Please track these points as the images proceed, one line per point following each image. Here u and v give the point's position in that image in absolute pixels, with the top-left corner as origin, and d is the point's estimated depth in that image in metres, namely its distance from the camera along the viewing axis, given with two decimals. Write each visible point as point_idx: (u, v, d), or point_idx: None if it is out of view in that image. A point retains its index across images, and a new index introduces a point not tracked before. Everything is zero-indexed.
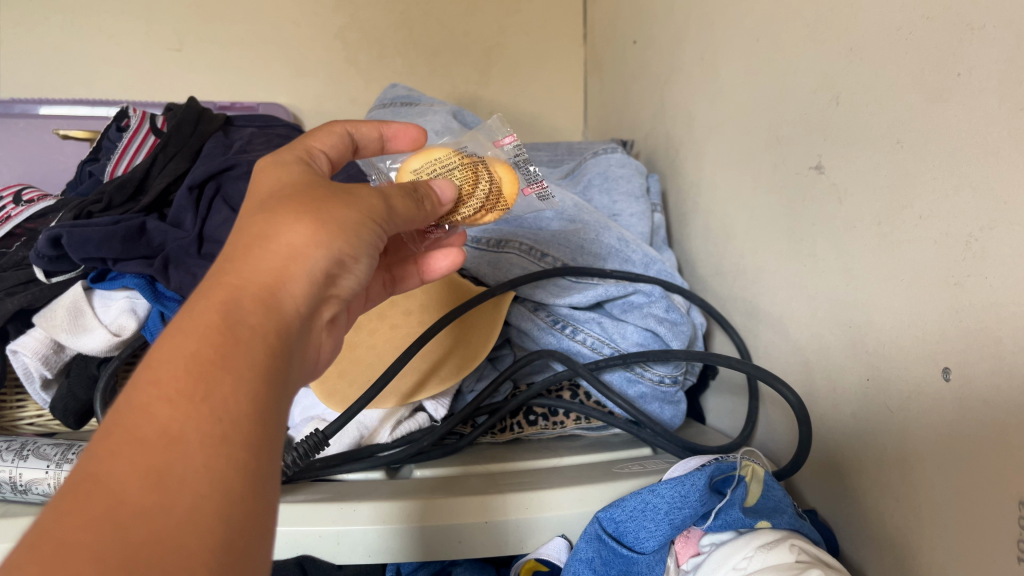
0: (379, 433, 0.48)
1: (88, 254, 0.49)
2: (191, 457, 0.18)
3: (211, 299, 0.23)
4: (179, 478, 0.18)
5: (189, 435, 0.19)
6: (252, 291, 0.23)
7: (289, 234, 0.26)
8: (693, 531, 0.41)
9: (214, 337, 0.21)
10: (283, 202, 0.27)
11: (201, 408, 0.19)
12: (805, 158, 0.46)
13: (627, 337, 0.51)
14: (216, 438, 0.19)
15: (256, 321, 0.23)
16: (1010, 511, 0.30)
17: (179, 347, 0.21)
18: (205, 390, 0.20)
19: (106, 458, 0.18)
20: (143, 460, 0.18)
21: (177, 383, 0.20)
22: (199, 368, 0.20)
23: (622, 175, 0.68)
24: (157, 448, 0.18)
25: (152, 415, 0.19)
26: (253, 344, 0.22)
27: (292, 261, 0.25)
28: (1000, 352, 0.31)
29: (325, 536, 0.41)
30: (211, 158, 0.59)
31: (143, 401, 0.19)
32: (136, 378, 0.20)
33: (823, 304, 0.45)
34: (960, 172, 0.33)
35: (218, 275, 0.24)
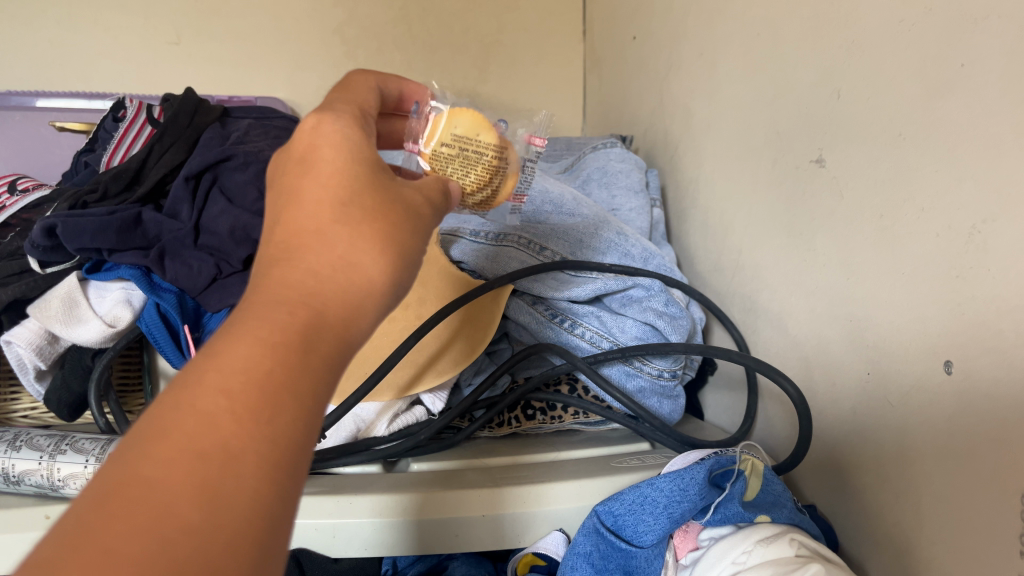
0: (376, 427, 0.47)
1: (83, 244, 0.49)
2: (244, 475, 0.18)
3: (277, 305, 0.21)
4: (229, 495, 0.17)
5: (246, 457, 0.18)
6: (328, 316, 0.22)
7: (365, 254, 0.24)
8: (691, 525, 0.40)
9: (281, 352, 0.20)
10: (360, 207, 0.25)
11: (264, 430, 0.19)
12: (805, 152, 0.46)
13: (626, 331, 0.51)
14: (270, 465, 0.18)
15: (328, 344, 0.22)
16: (1013, 506, 0.30)
17: (249, 357, 0.20)
18: (270, 413, 0.19)
19: (159, 460, 0.17)
20: (196, 470, 0.17)
21: (244, 400, 0.19)
22: (267, 389, 0.19)
23: (621, 170, 0.68)
24: (213, 464, 0.17)
25: (215, 425, 0.18)
26: (319, 369, 0.21)
27: (365, 296, 0.23)
28: (1002, 345, 0.31)
29: (322, 529, 0.41)
30: (208, 149, 0.58)
31: (206, 406, 0.18)
32: (205, 378, 0.19)
33: (822, 298, 0.44)
34: (961, 165, 0.33)
35: (280, 275, 0.23)
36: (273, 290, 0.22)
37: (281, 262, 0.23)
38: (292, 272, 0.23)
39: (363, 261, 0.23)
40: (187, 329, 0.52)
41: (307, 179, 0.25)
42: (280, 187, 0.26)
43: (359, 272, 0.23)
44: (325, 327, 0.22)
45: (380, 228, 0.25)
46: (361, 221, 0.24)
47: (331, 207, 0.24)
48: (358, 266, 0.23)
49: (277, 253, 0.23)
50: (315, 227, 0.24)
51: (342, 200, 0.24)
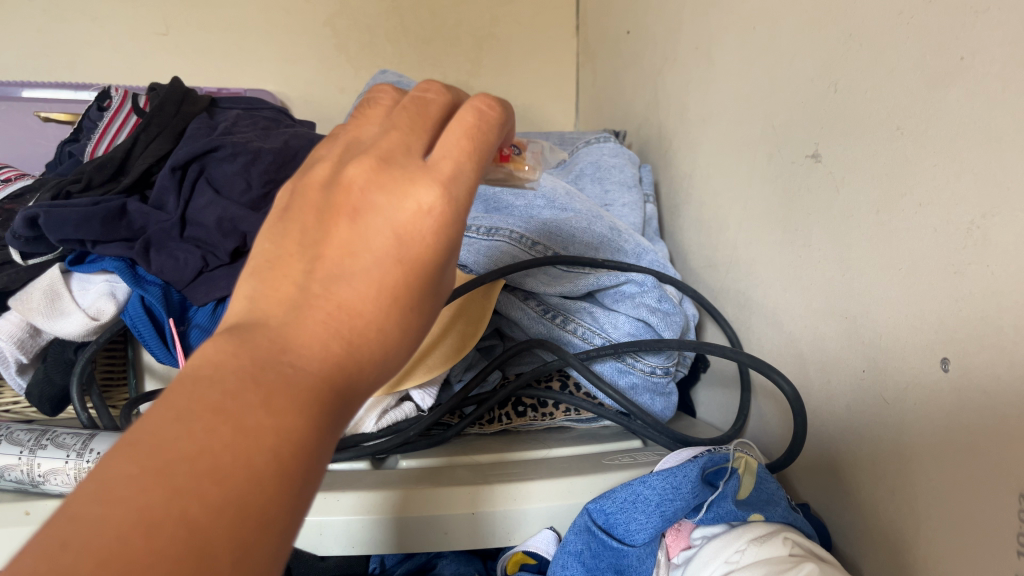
0: (365, 422, 0.45)
1: (66, 235, 0.48)
2: (270, 541, 0.18)
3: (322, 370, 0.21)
4: (256, 560, 0.17)
5: (276, 527, 0.18)
6: (354, 384, 0.22)
7: (400, 341, 0.23)
8: (683, 524, 0.40)
9: (322, 420, 0.20)
10: (413, 305, 0.23)
11: (296, 497, 0.19)
12: (801, 146, 0.46)
13: (618, 327, 0.51)
14: (290, 535, 0.18)
15: (348, 416, 0.22)
16: (1010, 504, 0.29)
17: (301, 425, 0.19)
18: (304, 487, 0.19)
19: (208, 507, 0.17)
20: (237, 530, 0.17)
21: (289, 468, 0.19)
22: (309, 463, 0.19)
23: (614, 165, 0.67)
24: (252, 528, 0.17)
25: (261, 486, 0.18)
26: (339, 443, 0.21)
27: (377, 383, 0.23)
28: (1001, 341, 0.30)
29: (307, 527, 0.40)
30: (194, 138, 0.57)
31: (260, 462, 0.18)
32: (263, 429, 0.18)
33: (818, 295, 0.44)
34: (960, 159, 0.32)
35: (326, 340, 0.22)
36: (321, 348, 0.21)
37: (334, 330, 0.22)
38: (341, 346, 0.22)
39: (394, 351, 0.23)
40: (172, 322, 0.50)
41: (390, 255, 0.23)
42: (359, 231, 0.23)
43: (385, 359, 0.23)
44: (351, 398, 0.22)
45: (422, 316, 0.24)
46: (410, 313, 0.23)
47: (396, 291, 0.23)
48: (388, 356, 0.23)
49: (327, 305, 0.22)
50: (373, 306, 0.22)
51: (409, 286, 0.23)
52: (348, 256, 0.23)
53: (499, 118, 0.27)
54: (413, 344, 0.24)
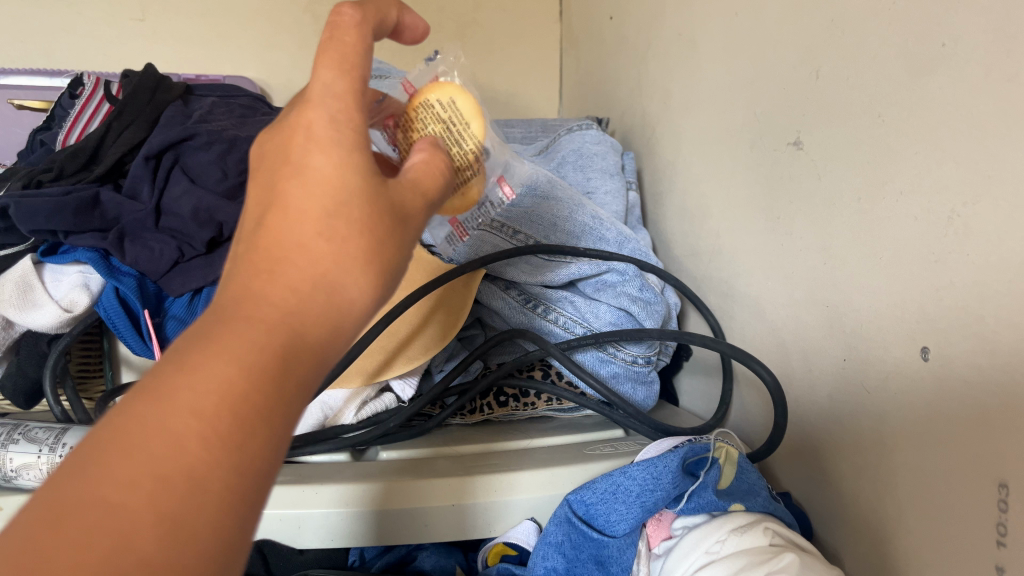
0: (343, 415, 0.46)
1: (38, 225, 0.48)
2: (207, 507, 0.17)
3: (255, 316, 0.20)
4: (192, 530, 0.16)
5: (213, 486, 0.17)
6: (308, 337, 0.20)
7: (348, 271, 0.22)
8: (664, 513, 0.40)
9: (260, 369, 0.19)
10: (348, 225, 0.22)
11: (234, 457, 0.18)
12: (784, 133, 0.45)
13: (600, 316, 0.51)
14: (233, 495, 0.17)
15: (306, 361, 0.20)
16: (991, 493, 0.29)
17: (226, 379, 0.18)
18: (242, 440, 0.18)
19: (122, 481, 0.16)
20: (160, 502, 0.16)
21: (217, 423, 0.17)
22: (243, 414, 0.18)
23: (597, 152, 0.67)
24: (181, 495, 0.16)
25: (184, 448, 0.17)
26: (292, 391, 0.20)
27: (341, 320, 0.21)
28: (982, 330, 0.30)
29: (286, 520, 0.39)
30: (169, 127, 0.56)
31: (178, 428, 0.17)
32: (183, 394, 0.17)
33: (800, 284, 0.44)
34: (942, 147, 0.32)
35: (257, 286, 0.20)
36: (255, 299, 0.20)
37: (266, 275, 0.21)
38: (280, 291, 0.20)
39: (344, 281, 0.21)
40: (149, 314, 0.50)
41: (300, 186, 0.22)
42: (268, 182, 0.23)
43: (340, 294, 0.21)
44: (307, 341, 0.20)
45: (372, 243, 0.22)
46: (349, 238, 0.22)
47: (315, 216, 0.22)
48: (337, 288, 0.21)
49: (251, 258, 0.21)
50: (295, 237, 0.21)
51: (329, 208, 0.22)
52: (264, 209, 0.22)
53: (360, 18, 0.26)
54: (370, 272, 0.22)
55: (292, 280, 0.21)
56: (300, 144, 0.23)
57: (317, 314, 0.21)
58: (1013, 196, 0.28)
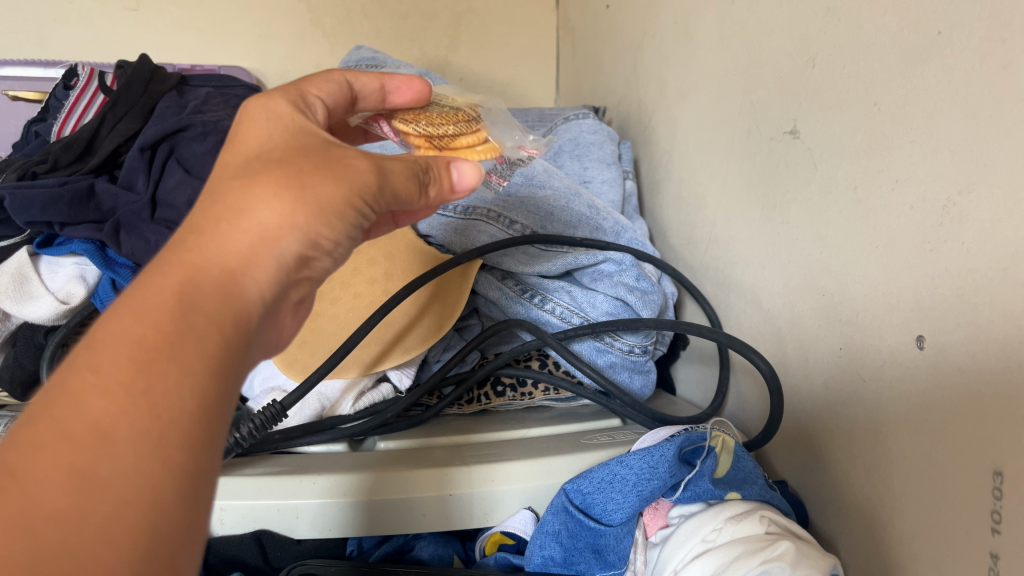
0: (341, 405, 0.47)
1: (33, 217, 0.48)
2: (122, 453, 0.17)
3: (160, 274, 0.21)
4: (106, 477, 0.17)
5: (121, 431, 0.18)
6: (212, 271, 0.22)
7: (256, 202, 0.23)
8: (660, 503, 0.40)
9: (162, 318, 0.20)
10: (257, 169, 0.24)
11: (145, 402, 0.18)
12: (780, 122, 0.45)
13: (597, 306, 0.50)
14: (150, 435, 0.18)
15: (217, 304, 0.21)
16: (985, 480, 0.29)
17: (124, 331, 0.19)
18: (147, 381, 0.19)
19: (28, 447, 0.17)
20: (66, 457, 0.17)
21: (116, 372, 0.18)
22: (144, 357, 0.19)
23: (594, 141, 0.66)
24: (88, 447, 0.17)
25: (85, 404, 0.18)
26: (206, 332, 0.21)
27: (259, 244, 0.23)
28: (977, 318, 0.30)
29: (283, 511, 0.40)
30: (164, 118, 0.56)
31: (78, 388, 0.18)
32: (81, 362, 0.18)
33: (796, 272, 0.44)
34: (937, 135, 0.32)
35: (170, 248, 0.22)
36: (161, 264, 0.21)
37: (180, 238, 0.22)
38: (197, 249, 0.22)
39: (250, 207, 0.23)
40: None
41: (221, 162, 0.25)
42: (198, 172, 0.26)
43: (250, 220, 0.23)
44: (211, 288, 0.21)
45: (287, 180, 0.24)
46: (253, 178, 0.24)
47: (227, 176, 0.24)
48: (244, 212, 0.23)
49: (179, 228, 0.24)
50: (208, 196, 0.24)
51: (236, 167, 0.25)
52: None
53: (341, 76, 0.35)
54: (280, 194, 0.24)
55: (200, 222, 0.23)
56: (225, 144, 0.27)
57: (223, 251, 0.22)
58: (1007, 184, 0.28)
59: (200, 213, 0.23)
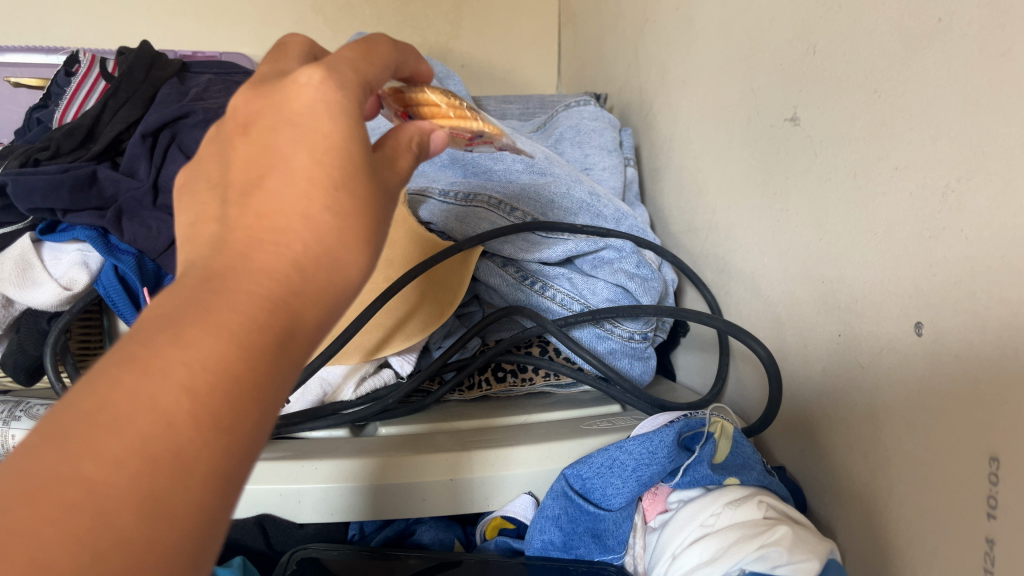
0: (342, 391, 0.47)
1: (35, 204, 0.48)
2: (193, 489, 0.16)
3: (251, 291, 0.20)
4: (174, 512, 0.16)
5: (198, 470, 0.17)
6: (302, 313, 0.21)
7: (343, 247, 0.22)
8: (660, 488, 0.40)
9: (255, 348, 0.19)
10: (352, 202, 0.23)
11: (223, 441, 0.17)
12: (780, 110, 0.45)
13: (597, 292, 0.51)
14: (219, 478, 0.17)
15: (299, 346, 0.20)
16: (982, 466, 0.30)
17: (219, 355, 0.18)
18: (232, 420, 0.18)
19: (109, 456, 0.15)
20: (145, 480, 0.16)
21: (209, 402, 0.17)
22: (234, 394, 0.18)
23: (594, 128, 0.67)
24: (167, 475, 0.16)
25: (176, 428, 0.17)
26: (283, 374, 0.20)
27: (337, 296, 0.22)
28: (975, 305, 0.30)
29: (285, 495, 0.40)
30: (165, 105, 0.56)
31: (169, 405, 0.17)
32: (172, 372, 0.17)
33: (796, 260, 0.44)
34: (936, 122, 0.32)
35: (256, 264, 0.20)
36: (252, 275, 0.20)
37: (257, 242, 0.21)
38: (296, 280, 0.21)
39: (339, 252, 0.22)
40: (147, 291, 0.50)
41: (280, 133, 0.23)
42: (218, 141, 0.25)
43: (333, 256, 0.22)
44: (300, 324, 0.20)
45: (370, 225, 0.23)
46: (352, 217, 0.22)
47: (322, 191, 0.22)
48: (337, 262, 0.22)
49: (255, 229, 0.21)
50: (293, 203, 0.22)
51: (335, 182, 0.22)
52: (258, 167, 0.23)
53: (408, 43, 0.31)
54: (364, 248, 0.23)
55: (297, 257, 0.21)
56: (304, 110, 0.23)
57: (315, 297, 0.21)
58: (1006, 171, 0.28)
59: (283, 218, 0.21)
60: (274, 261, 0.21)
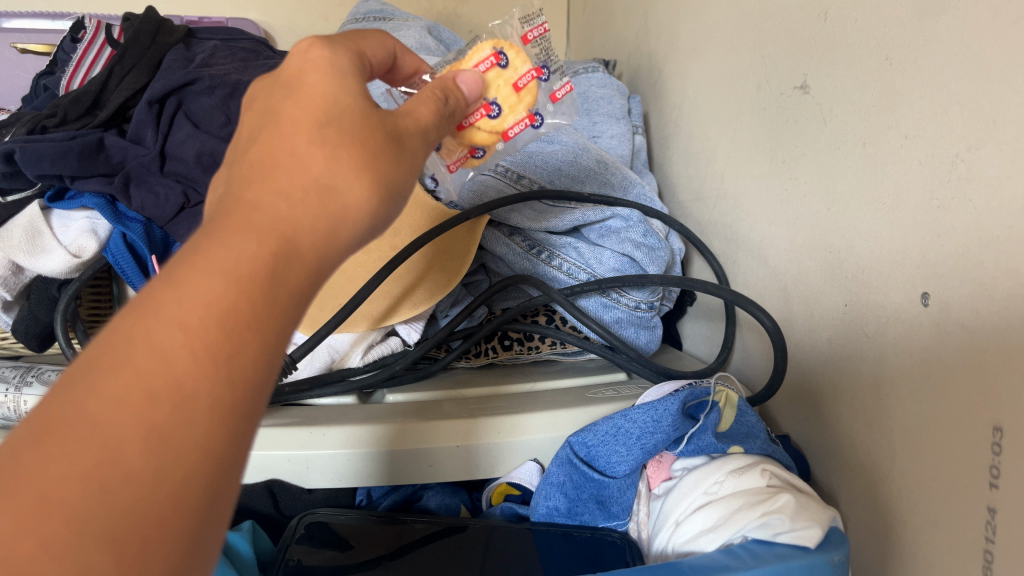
0: (350, 358, 0.47)
1: (43, 171, 0.48)
2: (199, 419, 0.17)
3: (247, 229, 0.20)
4: (182, 441, 0.16)
5: (201, 400, 0.17)
6: (301, 244, 0.21)
7: (339, 179, 0.22)
8: (665, 455, 0.41)
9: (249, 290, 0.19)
10: (338, 137, 0.23)
11: (226, 372, 0.18)
12: (790, 77, 0.45)
13: (603, 261, 0.51)
14: (225, 407, 0.17)
15: (301, 276, 0.20)
16: (984, 435, 0.30)
17: (214, 290, 0.18)
18: (232, 352, 0.18)
19: (112, 394, 0.16)
20: (147, 412, 0.16)
21: (206, 335, 0.18)
22: (232, 325, 0.18)
23: (602, 96, 0.66)
24: (169, 407, 0.16)
25: (172, 362, 0.17)
26: (285, 305, 0.20)
27: (338, 221, 0.22)
28: (981, 276, 0.30)
29: (294, 461, 0.40)
30: (170, 71, 0.56)
31: (166, 342, 0.17)
32: (168, 311, 0.17)
33: (803, 229, 0.44)
34: (948, 91, 0.32)
35: (249, 202, 0.21)
36: (243, 220, 0.20)
37: (248, 184, 0.21)
38: (295, 212, 0.21)
39: (340, 187, 0.22)
40: (156, 259, 0.50)
41: (291, 110, 0.23)
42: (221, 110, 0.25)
43: (336, 198, 0.22)
44: (299, 262, 0.20)
45: (365, 157, 0.23)
46: (338, 147, 0.22)
47: (321, 151, 0.22)
48: (335, 190, 0.22)
49: (247, 175, 0.21)
50: (289, 155, 0.22)
51: (319, 122, 0.23)
52: (259, 131, 0.23)
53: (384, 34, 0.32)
54: (365, 182, 0.23)
55: (290, 190, 0.21)
56: (297, 76, 0.24)
57: (312, 225, 0.21)
58: (1016, 141, 0.28)
59: (273, 171, 0.22)
60: (267, 206, 0.21)
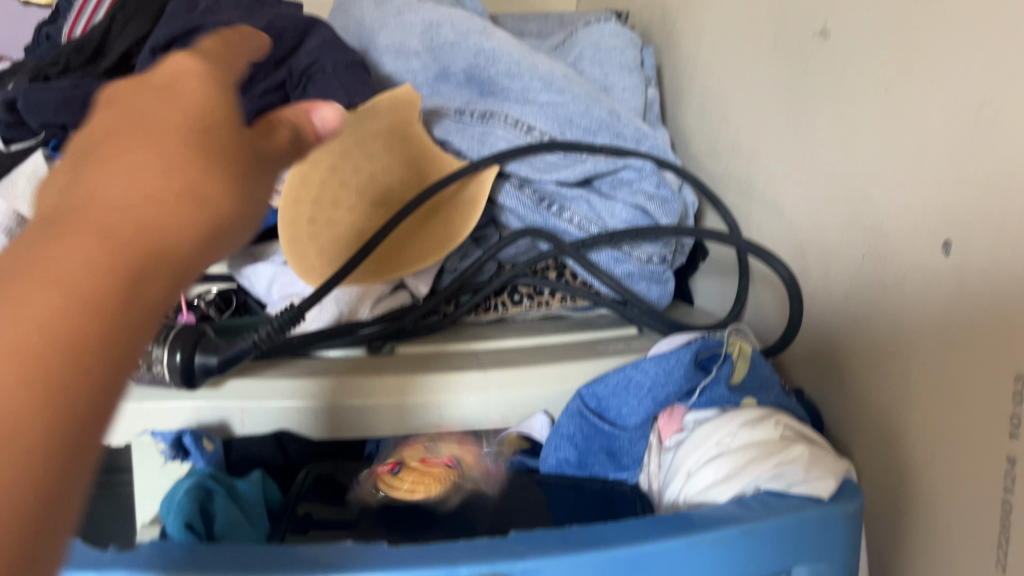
0: (358, 311, 0.47)
1: (46, 119, 0.48)
2: (118, 291, 0.17)
3: (158, 130, 0.20)
4: (102, 311, 0.17)
5: (122, 273, 0.18)
6: (211, 142, 0.21)
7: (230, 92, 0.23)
8: (676, 408, 0.39)
9: (140, 250, 0.18)
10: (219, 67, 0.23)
11: (146, 249, 0.18)
12: (809, 23, 0.43)
13: (615, 215, 0.50)
14: (145, 283, 0.18)
15: (224, 170, 0.21)
16: (1006, 385, 0.29)
17: (129, 180, 0.19)
18: (153, 230, 0.19)
19: (28, 273, 0.17)
20: (62, 284, 0.17)
21: (121, 214, 0.18)
22: (149, 208, 0.19)
23: (615, 46, 0.64)
24: (86, 279, 0.17)
25: (88, 242, 0.17)
26: (212, 196, 0.20)
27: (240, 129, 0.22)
28: (1005, 222, 0.29)
29: (302, 411, 0.40)
30: (174, 16, 0.54)
31: (85, 220, 0.18)
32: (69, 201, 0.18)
33: (820, 180, 0.43)
34: (975, 31, 0.31)
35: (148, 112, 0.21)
36: (122, 171, 0.19)
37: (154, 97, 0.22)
38: (202, 117, 0.21)
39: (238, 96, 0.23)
40: None
41: None
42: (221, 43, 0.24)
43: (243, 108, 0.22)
44: (185, 208, 0.19)
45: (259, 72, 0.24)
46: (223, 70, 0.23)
47: None
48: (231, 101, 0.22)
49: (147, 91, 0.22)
50: None
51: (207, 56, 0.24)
52: None
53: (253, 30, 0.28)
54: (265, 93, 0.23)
55: (190, 98, 0.22)
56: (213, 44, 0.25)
57: (217, 128, 0.21)
58: None
59: (146, 125, 0.20)
60: (150, 157, 0.19)
